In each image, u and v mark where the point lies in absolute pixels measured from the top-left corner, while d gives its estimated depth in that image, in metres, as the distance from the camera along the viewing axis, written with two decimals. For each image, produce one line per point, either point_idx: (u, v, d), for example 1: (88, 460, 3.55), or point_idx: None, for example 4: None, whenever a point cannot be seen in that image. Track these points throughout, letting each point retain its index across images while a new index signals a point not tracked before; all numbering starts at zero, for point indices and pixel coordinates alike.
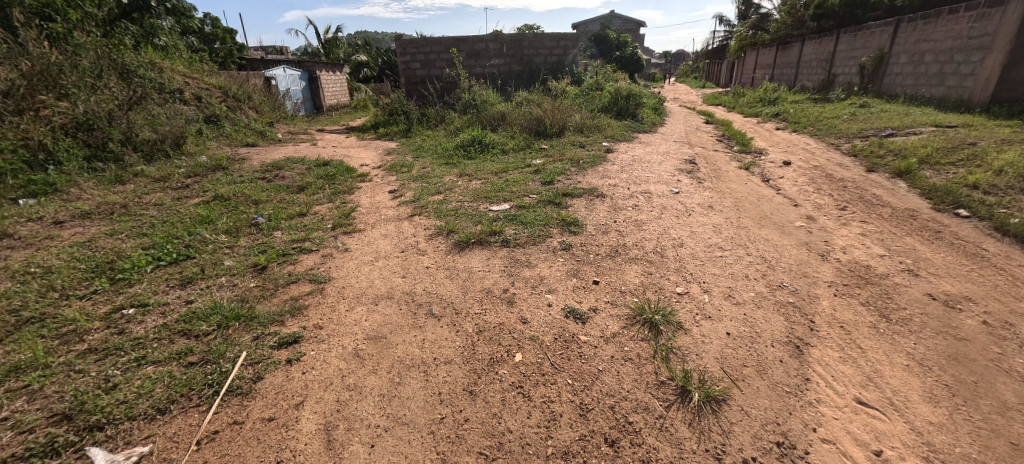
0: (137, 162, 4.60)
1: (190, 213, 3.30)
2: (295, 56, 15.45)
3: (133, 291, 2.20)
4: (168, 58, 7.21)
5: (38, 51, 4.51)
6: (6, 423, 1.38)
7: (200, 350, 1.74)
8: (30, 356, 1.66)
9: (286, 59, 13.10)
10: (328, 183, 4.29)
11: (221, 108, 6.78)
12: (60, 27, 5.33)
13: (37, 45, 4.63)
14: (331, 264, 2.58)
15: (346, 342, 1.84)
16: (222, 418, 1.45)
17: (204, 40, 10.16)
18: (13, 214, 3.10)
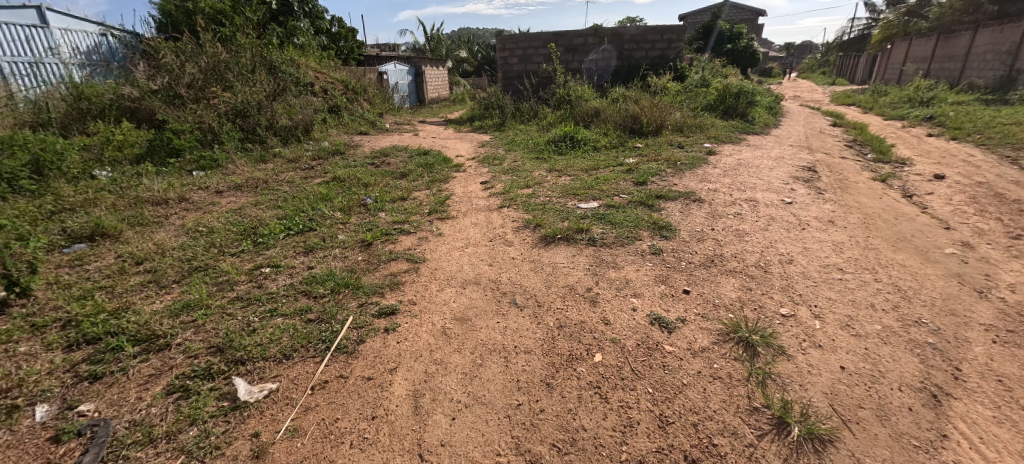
0: (276, 144, 5.37)
1: (313, 191, 3.78)
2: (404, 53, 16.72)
3: (270, 253, 2.60)
4: (304, 55, 8.28)
5: (212, 51, 5.55)
6: (181, 346, 1.74)
7: (317, 310, 2.01)
8: (198, 297, 2.06)
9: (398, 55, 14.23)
10: (427, 171, 4.60)
11: (342, 100, 7.62)
12: (228, 31, 6.42)
13: (212, 45, 5.64)
14: (425, 246, 2.78)
15: (436, 319, 1.98)
16: (331, 371, 1.65)
17: (332, 39, 11.46)
18: (189, 184, 3.83)
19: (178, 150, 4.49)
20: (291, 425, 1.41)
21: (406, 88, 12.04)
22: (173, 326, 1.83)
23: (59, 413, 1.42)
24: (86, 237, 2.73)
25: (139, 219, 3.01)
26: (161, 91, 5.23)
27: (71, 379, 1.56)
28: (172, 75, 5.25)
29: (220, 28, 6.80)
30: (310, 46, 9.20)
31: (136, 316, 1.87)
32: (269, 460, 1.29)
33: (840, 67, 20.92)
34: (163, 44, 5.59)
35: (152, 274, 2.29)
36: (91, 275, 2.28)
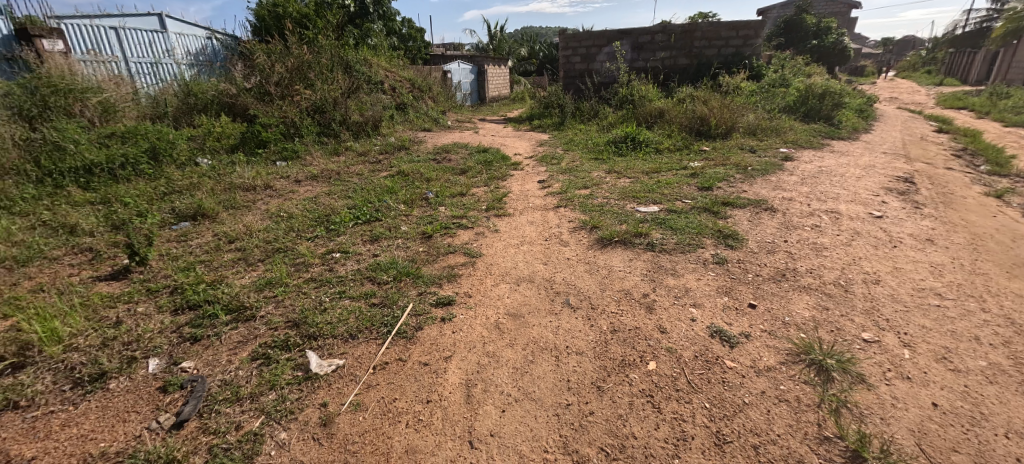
0: (349, 138, 5.73)
1: (380, 183, 4.00)
2: (468, 52, 17.16)
3: (340, 240, 2.79)
4: (376, 55, 8.76)
5: (297, 52, 6.04)
6: (263, 318, 1.92)
7: (380, 295, 2.13)
8: (279, 275, 2.27)
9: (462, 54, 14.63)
10: (485, 168, 4.69)
11: (408, 97, 7.97)
12: (311, 34, 6.96)
13: (297, 47, 6.14)
14: (482, 241, 2.85)
15: (490, 313, 2.03)
16: (391, 353, 1.75)
17: (401, 40, 12.03)
18: (274, 173, 4.20)
19: (265, 141, 4.94)
20: (354, 400, 1.52)
21: (468, 87, 12.35)
22: (257, 300, 2.04)
23: (166, 367, 1.63)
24: (190, 216, 3.10)
25: (232, 203, 3.36)
26: (254, 88, 5.78)
27: (175, 339, 1.78)
28: (263, 74, 5.79)
29: (305, 31, 7.39)
30: (382, 46, 9.71)
31: (228, 289, 2.10)
32: (333, 430, 1.39)
33: (950, 66, 18.44)
34: (257, 46, 6.18)
35: (242, 252, 2.56)
36: (192, 250, 2.59)
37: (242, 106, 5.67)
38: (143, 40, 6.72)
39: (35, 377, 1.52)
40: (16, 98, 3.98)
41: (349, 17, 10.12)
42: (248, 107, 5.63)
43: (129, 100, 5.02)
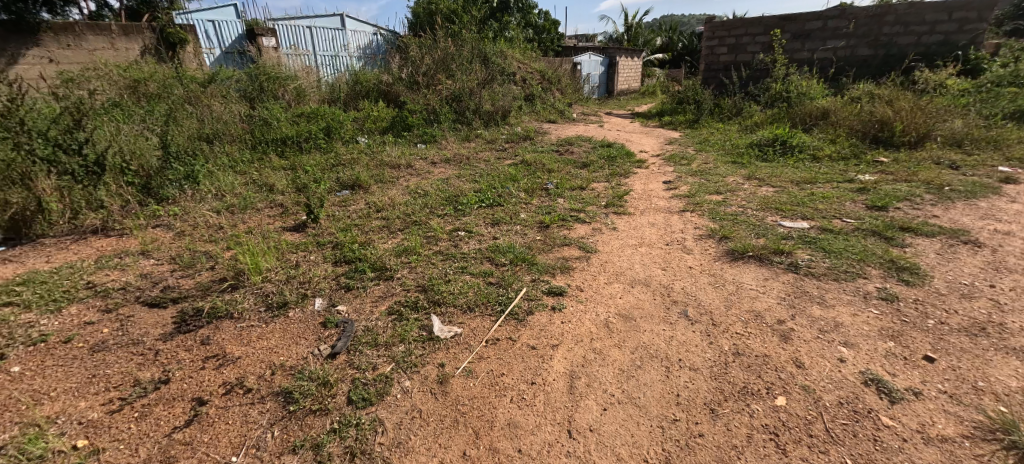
0: (480, 126, 6.10)
1: (504, 171, 4.18)
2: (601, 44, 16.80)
3: (466, 220, 3.01)
4: (512, 47, 9.11)
5: (444, 45, 6.60)
6: (399, 280, 2.19)
7: (497, 276, 2.26)
8: (414, 244, 2.55)
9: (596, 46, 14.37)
10: (608, 164, 4.57)
11: (537, 89, 8.15)
12: (457, 28, 7.53)
13: (444, 40, 6.71)
14: (598, 237, 2.80)
15: (600, 310, 2.00)
16: (502, 331, 1.85)
17: (536, 32, 12.31)
18: (415, 154, 4.69)
19: (410, 125, 5.54)
20: (467, 367, 1.65)
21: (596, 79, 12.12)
22: (396, 263, 2.33)
23: (326, 307, 1.97)
24: (349, 186, 3.64)
25: (381, 177, 3.86)
26: (405, 78, 6.50)
27: (334, 286, 2.14)
28: (414, 66, 6.46)
29: (452, 26, 8.01)
30: (518, 38, 10.06)
31: (374, 251, 2.44)
32: (447, 389, 1.53)
33: None
34: (411, 40, 6.91)
35: (386, 221, 2.93)
36: (349, 215, 3.05)
37: (394, 94, 6.41)
38: (327, 37, 8.06)
39: (243, 298, 1.98)
40: (245, 84, 5.16)
41: (491, 12, 10.67)
42: (399, 95, 6.35)
43: (316, 86, 6.06)
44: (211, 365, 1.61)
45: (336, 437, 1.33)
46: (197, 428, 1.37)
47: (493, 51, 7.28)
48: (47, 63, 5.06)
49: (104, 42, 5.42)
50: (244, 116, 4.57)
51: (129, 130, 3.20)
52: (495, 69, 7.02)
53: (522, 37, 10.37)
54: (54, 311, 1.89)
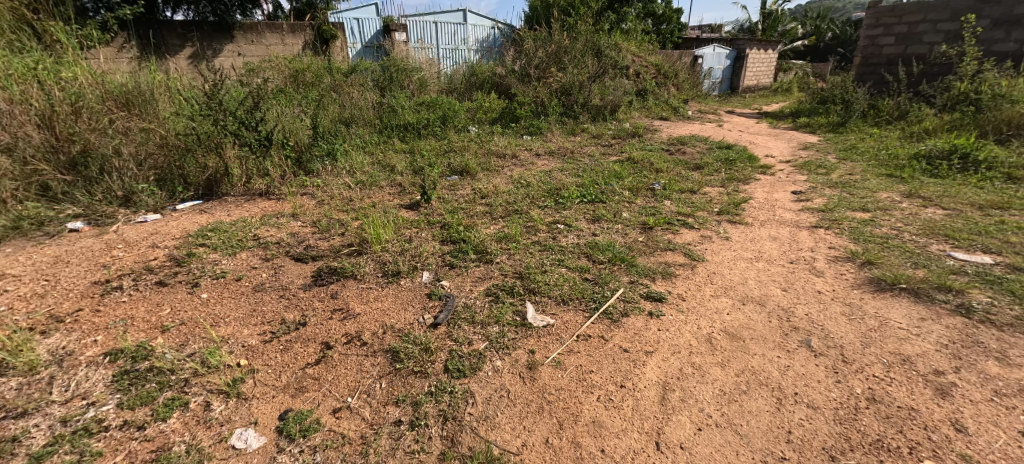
0: (587, 120, 6.00)
1: (609, 167, 4.06)
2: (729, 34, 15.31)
3: (566, 213, 3.01)
4: (628, 39, 8.75)
5: (558, 38, 6.60)
6: (498, 265, 2.28)
7: (593, 273, 2.22)
8: (514, 232, 2.63)
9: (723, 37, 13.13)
10: (725, 167, 4.17)
11: (651, 84, 7.73)
12: (573, 21, 7.47)
13: (559, 33, 6.71)
14: (707, 245, 2.58)
15: (703, 323, 1.86)
16: (594, 329, 1.82)
17: (655, 22, 11.65)
18: (520, 145, 4.79)
19: (518, 117, 5.67)
20: (556, 358, 1.66)
21: (718, 74, 11.12)
22: (497, 248, 2.42)
23: (432, 281, 2.14)
24: (458, 171, 3.87)
25: (487, 165, 4.02)
26: (518, 70, 6.63)
27: (440, 262, 2.31)
28: (527, 58, 6.58)
29: (568, 18, 7.98)
30: (634, 30, 9.64)
31: (477, 234, 2.56)
32: (534, 376, 1.57)
33: None
34: (527, 33, 7.04)
35: (489, 207, 3.05)
36: (456, 198, 3.24)
37: (506, 86, 6.59)
38: (450, 31, 8.60)
39: (365, 263, 2.24)
40: (379, 74, 5.76)
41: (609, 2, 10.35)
42: (510, 87, 6.52)
43: (436, 77, 6.52)
44: (337, 317, 1.86)
45: (432, 399, 1.45)
46: (323, 368, 1.60)
47: (607, 44, 7.09)
48: (236, 57, 6.23)
49: (276, 39, 6.43)
50: (376, 103, 5.09)
51: (289, 112, 3.78)
52: (608, 62, 6.83)
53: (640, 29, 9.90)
54: (230, 254, 2.35)
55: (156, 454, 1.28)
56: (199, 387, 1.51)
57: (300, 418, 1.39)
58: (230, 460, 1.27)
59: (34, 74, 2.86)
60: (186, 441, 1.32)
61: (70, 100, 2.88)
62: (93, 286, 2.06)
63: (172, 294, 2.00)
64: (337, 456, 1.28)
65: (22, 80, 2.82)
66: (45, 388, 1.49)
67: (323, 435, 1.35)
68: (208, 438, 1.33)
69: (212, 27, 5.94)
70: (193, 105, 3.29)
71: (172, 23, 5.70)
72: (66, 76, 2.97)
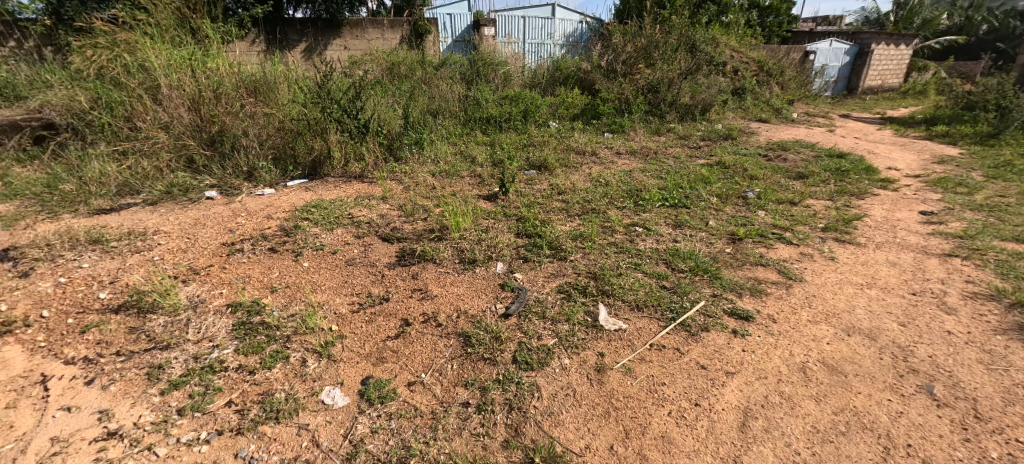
0: (674, 120, 5.69)
1: (696, 170, 3.81)
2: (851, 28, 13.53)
3: (646, 216, 2.89)
4: (728, 32, 8.10)
5: (650, 33, 6.30)
6: (572, 263, 2.26)
7: (672, 281, 2.11)
8: (590, 231, 2.58)
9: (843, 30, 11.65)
10: (835, 178, 3.71)
11: (751, 82, 7.11)
12: (667, 14, 7.09)
13: (651, 28, 6.41)
14: (806, 264, 2.33)
15: (796, 350, 1.68)
16: (669, 340, 1.74)
17: (761, 15, 10.66)
18: (601, 143, 4.68)
19: (600, 114, 5.53)
20: (626, 365, 1.61)
21: (832, 72, 9.92)
22: (571, 246, 2.40)
23: (506, 272, 2.18)
24: (536, 166, 3.88)
25: (566, 162, 3.99)
26: (604, 65, 6.41)
27: (514, 254, 2.34)
28: (614, 53, 6.35)
29: (661, 12, 7.59)
30: (735, 23, 8.90)
31: (553, 230, 2.56)
32: (603, 380, 1.54)
33: None
34: (617, 27, 6.82)
35: (565, 204, 3.03)
36: (533, 193, 3.26)
37: (590, 81, 6.44)
38: (537, 25, 8.64)
39: (445, 248, 2.35)
40: (467, 68, 5.96)
41: None
42: (595, 82, 6.36)
43: (521, 72, 6.58)
44: (416, 296, 1.97)
45: (499, 387, 1.49)
46: (401, 342, 1.71)
47: (703, 38, 6.63)
48: (342, 51, 6.81)
49: (377, 33, 6.90)
50: (462, 95, 5.26)
51: (384, 101, 4.05)
52: (703, 58, 6.37)
53: (742, 22, 9.13)
54: (328, 229, 2.59)
55: (262, 397, 1.47)
56: (298, 344, 1.70)
57: (380, 386, 1.51)
58: (319, 413, 1.42)
59: (188, 65, 3.40)
60: (285, 390, 1.50)
61: (212, 88, 3.38)
62: (221, 246, 2.41)
63: (280, 260, 2.27)
64: (410, 425, 1.36)
65: (180, 70, 3.37)
66: (184, 327, 1.78)
67: (399, 404, 1.44)
68: (303, 390, 1.50)
69: (324, 23, 6.54)
70: (307, 93, 3.66)
71: (292, 20, 6.39)
72: (210, 66, 3.47)
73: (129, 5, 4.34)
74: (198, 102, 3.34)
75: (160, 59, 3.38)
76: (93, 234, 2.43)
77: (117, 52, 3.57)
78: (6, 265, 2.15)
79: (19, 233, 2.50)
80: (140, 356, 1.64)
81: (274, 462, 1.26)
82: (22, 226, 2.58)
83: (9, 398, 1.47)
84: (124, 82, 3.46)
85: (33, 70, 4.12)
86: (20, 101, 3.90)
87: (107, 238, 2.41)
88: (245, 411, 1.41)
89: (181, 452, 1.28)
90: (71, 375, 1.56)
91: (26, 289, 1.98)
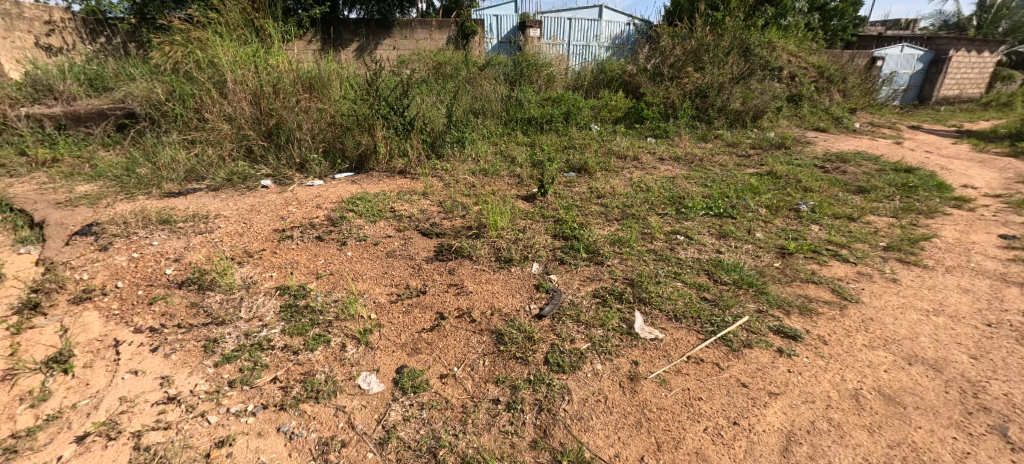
0: (722, 126, 5.47)
1: (744, 180, 3.65)
2: (926, 32, 12.49)
3: (688, 224, 2.80)
4: (786, 36, 7.69)
5: (701, 35, 6.09)
6: (609, 268, 2.23)
7: (714, 293, 2.03)
8: (628, 237, 2.53)
9: (917, 34, 10.78)
10: (900, 193, 3.44)
11: (809, 89, 6.72)
12: (720, 16, 6.82)
13: (702, 30, 6.19)
14: (863, 285, 2.17)
15: (848, 376, 1.57)
16: (708, 354, 1.67)
17: (824, 17, 10.05)
18: (644, 148, 4.57)
19: (644, 118, 5.40)
20: (662, 376, 1.57)
21: (902, 79, 9.21)
22: (609, 251, 2.36)
23: (542, 273, 2.18)
24: (576, 169, 3.85)
25: (607, 165, 3.92)
26: (651, 69, 6.25)
27: (550, 256, 2.33)
28: (662, 56, 6.17)
29: (713, 14, 7.33)
30: (795, 26, 8.44)
31: (591, 234, 2.53)
32: (636, 389, 1.50)
33: None
34: (666, 29, 6.64)
35: (604, 208, 2.98)
36: (573, 196, 3.23)
37: (635, 84, 6.30)
38: (583, 27, 8.57)
39: (482, 246, 2.38)
40: (511, 69, 5.99)
41: None
42: (640, 86, 6.21)
43: (564, 73, 6.54)
44: (452, 291, 2.01)
45: (530, 387, 1.49)
46: (436, 335, 1.74)
47: (758, 42, 6.33)
48: (391, 50, 7.03)
49: (425, 34, 7.08)
50: (504, 96, 5.29)
51: (429, 100, 4.14)
52: (758, 62, 6.08)
53: (802, 25, 8.65)
54: (372, 221, 2.68)
55: (304, 377, 1.55)
56: (339, 329, 1.78)
57: (413, 376, 1.54)
58: (356, 396, 1.47)
59: (251, 61, 3.61)
60: (325, 372, 1.57)
61: (271, 83, 3.57)
62: (273, 232, 2.55)
63: (326, 248, 2.37)
64: (440, 417, 1.39)
65: (244, 66, 3.60)
66: (238, 306, 1.90)
67: (431, 395, 1.48)
68: (342, 374, 1.57)
69: (376, 24, 6.77)
70: (357, 90, 3.81)
71: (347, 20, 6.66)
72: (271, 63, 3.68)
73: (202, 6, 4.67)
74: (258, 96, 3.54)
75: (227, 56, 3.62)
76: (162, 214, 2.64)
77: (190, 48, 3.85)
78: (89, 239, 2.38)
79: (101, 210, 2.75)
80: (198, 329, 1.76)
81: (312, 439, 1.32)
82: (103, 205, 2.84)
83: (87, 358, 1.63)
84: (194, 76, 3.74)
85: (118, 64, 4.52)
86: (106, 93, 4.29)
87: (174, 219, 2.61)
88: (288, 389, 1.49)
89: (230, 422, 1.37)
90: (139, 342, 1.70)
91: (104, 261, 2.19)
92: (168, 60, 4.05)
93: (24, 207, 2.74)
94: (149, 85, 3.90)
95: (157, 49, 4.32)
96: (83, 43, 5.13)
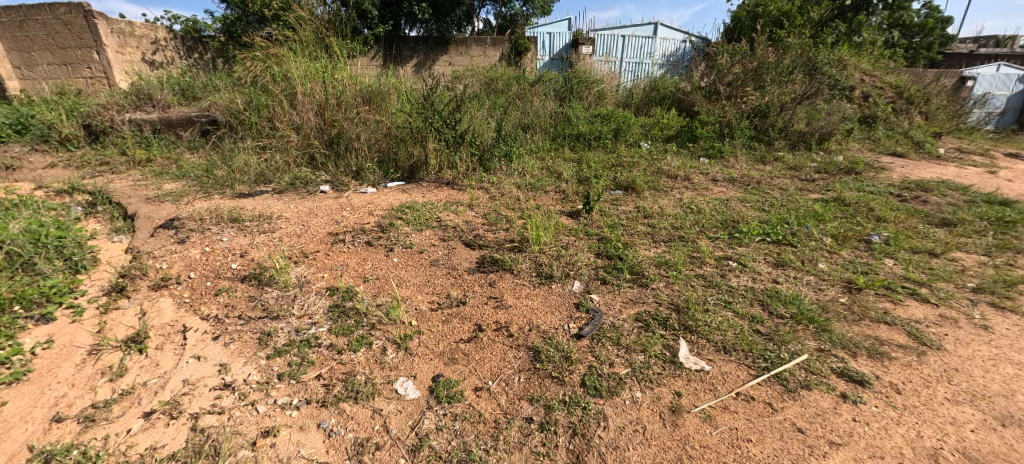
0: (783, 148, 5.16)
1: (808, 205, 3.40)
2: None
3: (742, 250, 2.64)
4: (860, 53, 7.19)
5: (763, 52, 5.82)
6: (653, 291, 2.15)
7: (769, 326, 1.90)
8: (676, 260, 2.43)
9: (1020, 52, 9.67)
10: (994, 228, 3.06)
11: (884, 110, 6.24)
12: (784, 35, 6.54)
13: (764, 47, 5.92)
14: (945, 330, 1.94)
15: (926, 433, 1.40)
16: (759, 393, 1.55)
17: (906, 33, 9.31)
18: (695, 167, 4.40)
19: (696, 136, 5.19)
20: (707, 411, 1.47)
21: (996, 102, 8.31)
22: (654, 274, 2.28)
23: (582, 291, 2.13)
24: (623, 186, 3.76)
25: (655, 184, 3.81)
26: (706, 87, 6.04)
27: (592, 275, 2.28)
28: (719, 74, 5.92)
29: (777, 33, 7.02)
30: (870, 43, 7.87)
31: (635, 255, 2.45)
32: (678, 423, 1.42)
33: None
34: (724, 46, 6.41)
35: (651, 229, 2.89)
36: (619, 214, 3.15)
37: (689, 103, 6.13)
38: (637, 44, 8.47)
39: (523, 260, 2.37)
40: (562, 85, 6.02)
41: (839, 10, 8.64)
42: (694, 104, 6.03)
43: (614, 90, 6.51)
44: (490, 304, 2.01)
45: (564, 409, 1.46)
46: (473, 346, 1.75)
47: (828, 59, 5.96)
48: (447, 66, 7.28)
49: (479, 50, 7.28)
50: (554, 112, 5.32)
51: (480, 115, 4.23)
52: (826, 81, 5.74)
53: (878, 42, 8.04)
54: (418, 229, 2.76)
55: (346, 376, 1.60)
56: (381, 333, 1.83)
57: (449, 386, 1.55)
58: (392, 400, 1.50)
59: (320, 76, 3.87)
60: (366, 374, 1.62)
61: (336, 96, 3.81)
62: (327, 235, 2.69)
63: (374, 254, 2.46)
64: (472, 430, 1.39)
65: (313, 80, 3.86)
66: (292, 302, 2.01)
67: (464, 407, 1.48)
68: (381, 377, 1.60)
69: (435, 41, 7.06)
70: (413, 103, 3.97)
71: (408, 37, 6.99)
72: (337, 78, 3.94)
73: (280, 24, 5.08)
74: (323, 108, 3.80)
75: (299, 70, 3.91)
76: (232, 213, 2.86)
77: (268, 63, 4.20)
78: (169, 232, 2.62)
79: (182, 207, 3.03)
80: (255, 322, 1.88)
81: (349, 439, 1.36)
82: (184, 201, 3.14)
83: (159, 341, 1.78)
84: (270, 88, 4.07)
85: (207, 77, 5.02)
86: (195, 102, 4.77)
87: (242, 218, 2.83)
88: (330, 386, 1.55)
89: (276, 413, 1.44)
90: (204, 329, 1.84)
91: (181, 253, 2.40)
92: (248, 73, 4.44)
93: (120, 200, 3.08)
94: (231, 97, 4.30)
95: (240, 64, 4.74)
96: (180, 58, 5.70)
